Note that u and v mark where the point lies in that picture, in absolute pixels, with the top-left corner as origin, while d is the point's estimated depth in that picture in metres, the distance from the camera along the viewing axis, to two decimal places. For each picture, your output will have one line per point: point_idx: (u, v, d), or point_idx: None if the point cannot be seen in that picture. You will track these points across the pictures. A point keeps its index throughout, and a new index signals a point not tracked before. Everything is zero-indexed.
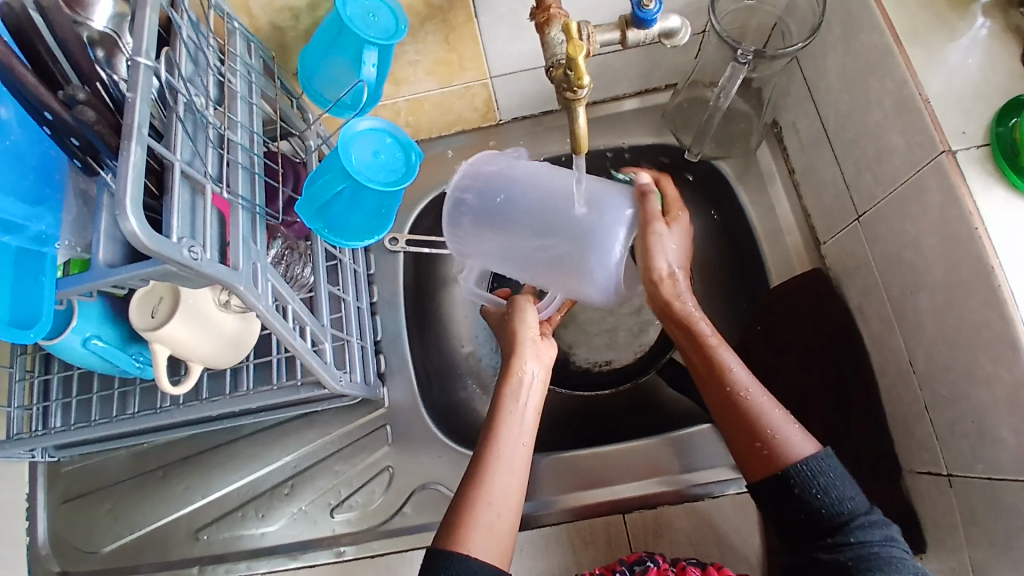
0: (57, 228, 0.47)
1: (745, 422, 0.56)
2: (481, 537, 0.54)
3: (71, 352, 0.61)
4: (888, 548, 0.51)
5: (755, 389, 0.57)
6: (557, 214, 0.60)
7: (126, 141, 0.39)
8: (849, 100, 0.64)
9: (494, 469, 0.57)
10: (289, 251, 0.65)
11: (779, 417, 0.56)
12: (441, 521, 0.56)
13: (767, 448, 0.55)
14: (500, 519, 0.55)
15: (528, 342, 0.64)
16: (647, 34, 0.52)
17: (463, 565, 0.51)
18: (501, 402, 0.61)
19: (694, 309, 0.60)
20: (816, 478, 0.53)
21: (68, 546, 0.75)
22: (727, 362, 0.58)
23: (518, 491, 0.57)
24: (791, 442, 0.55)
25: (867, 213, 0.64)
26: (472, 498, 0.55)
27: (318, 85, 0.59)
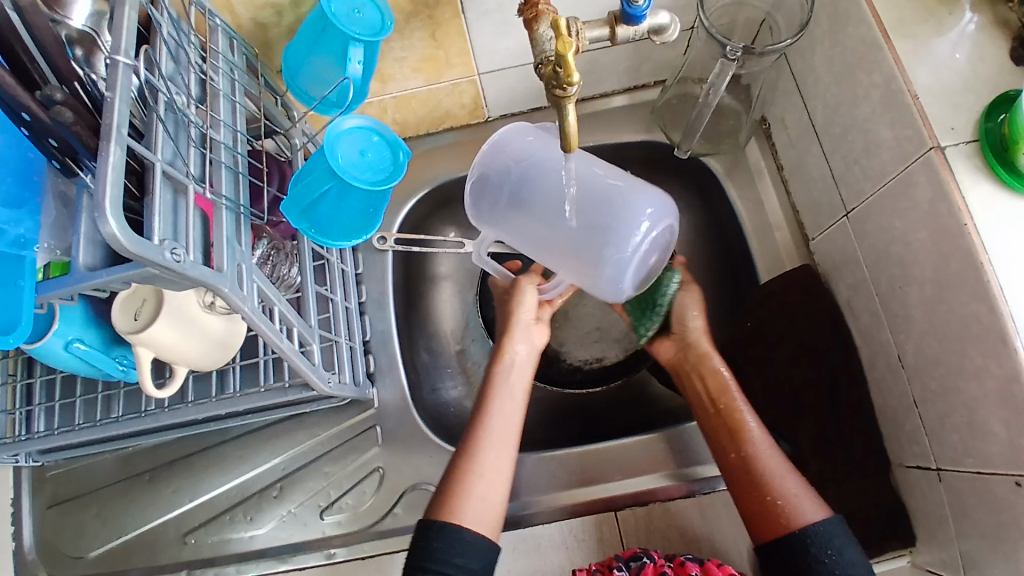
0: (36, 232, 0.46)
1: (756, 479, 0.58)
2: (474, 509, 0.56)
3: (53, 355, 0.60)
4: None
5: (768, 449, 0.60)
6: (579, 219, 0.61)
7: (105, 141, 0.38)
8: (838, 94, 0.64)
9: (483, 441, 0.60)
10: (275, 251, 0.63)
11: (793, 483, 0.58)
12: (432, 497, 0.58)
13: (778, 509, 0.56)
14: (494, 493, 0.58)
15: (521, 325, 0.67)
16: (637, 30, 0.52)
17: (456, 535, 0.54)
18: (492, 384, 0.64)
19: (726, 372, 0.65)
20: (830, 539, 0.54)
21: (54, 551, 0.74)
22: (747, 422, 0.62)
23: (508, 465, 0.60)
24: (802, 509, 0.56)
25: (855, 208, 0.64)
26: (466, 475, 0.58)
27: (303, 82, 0.58)
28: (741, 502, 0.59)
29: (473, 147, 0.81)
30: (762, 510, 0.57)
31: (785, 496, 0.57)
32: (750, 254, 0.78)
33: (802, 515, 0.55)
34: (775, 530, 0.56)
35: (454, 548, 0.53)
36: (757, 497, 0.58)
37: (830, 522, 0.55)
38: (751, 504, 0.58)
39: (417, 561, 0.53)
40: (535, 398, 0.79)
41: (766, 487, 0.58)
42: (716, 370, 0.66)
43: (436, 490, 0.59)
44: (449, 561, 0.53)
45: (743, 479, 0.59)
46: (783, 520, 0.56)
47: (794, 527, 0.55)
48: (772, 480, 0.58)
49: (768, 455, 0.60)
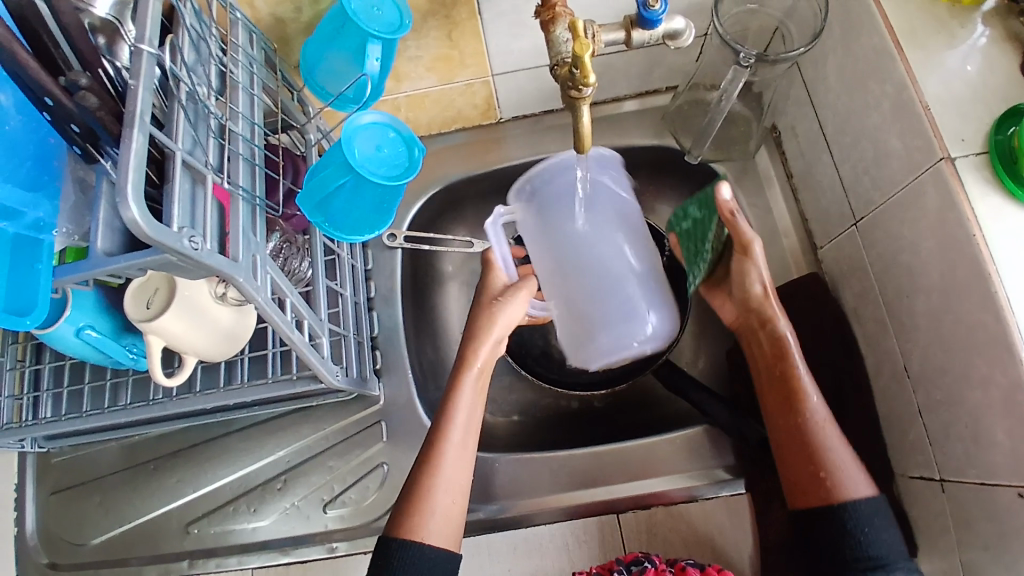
0: (54, 216, 0.47)
1: (806, 451, 0.59)
2: (437, 525, 0.56)
3: (63, 341, 0.60)
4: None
5: (826, 419, 0.60)
6: (587, 279, 0.69)
7: (128, 129, 0.39)
8: (848, 103, 0.64)
9: (444, 457, 0.58)
10: (287, 244, 0.64)
11: (844, 457, 0.58)
12: (395, 505, 0.57)
13: (823, 482, 0.57)
14: (455, 506, 0.58)
15: (501, 328, 0.64)
16: (652, 35, 0.53)
17: (415, 552, 0.54)
18: (455, 392, 0.61)
19: (789, 334, 0.63)
20: (865, 516, 0.55)
21: (56, 538, 0.75)
22: (807, 390, 0.61)
23: (465, 479, 0.59)
24: (850, 485, 0.57)
25: (864, 217, 0.64)
26: (427, 489, 0.57)
27: (320, 78, 0.59)
28: (785, 467, 0.60)
29: (484, 148, 0.80)
30: (809, 478, 0.58)
31: (835, 470, 0.58)
32: None
33: (844, 490, 0.57)
34: (816, 500, 0.58)
35: (418, 564, 0.53)
36: (807, 466, 0.59)
37: (874, 501, 0.56)
38: (798, 473, 0.59)
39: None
40: (539, 398, 0.80)
41: (817, 457, 0.58)
42: (779, 333, 0.64)
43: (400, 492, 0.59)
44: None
45: (793, 448, 0.60)
46: (825, 494, 0.57)
47: (838, 500, 0.56)
48: (823, 453, 0.58)
49: (824, 429, 0.60)
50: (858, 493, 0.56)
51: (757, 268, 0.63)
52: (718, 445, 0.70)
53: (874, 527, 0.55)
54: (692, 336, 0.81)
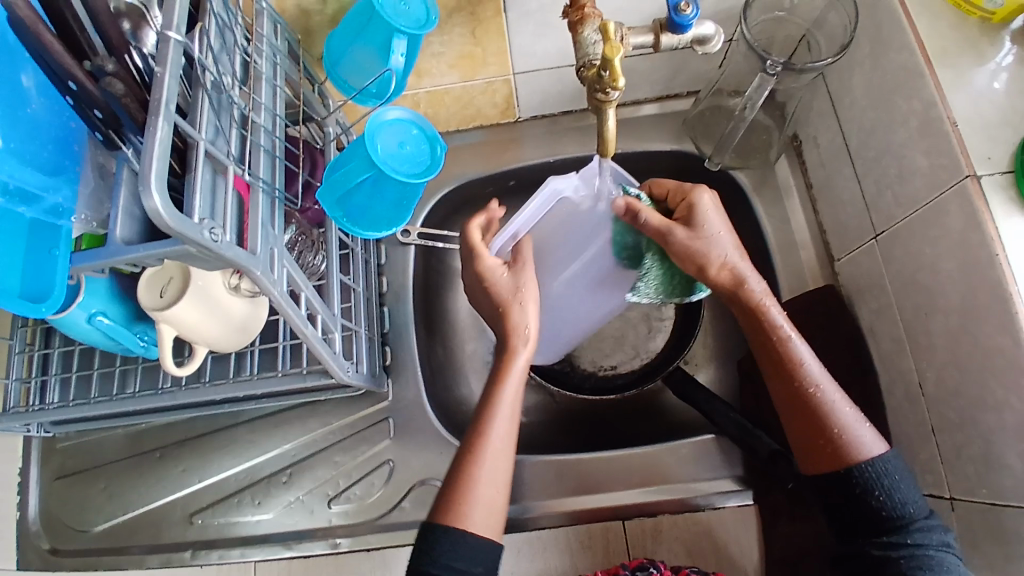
0: (73, 202, 0.46)
1: (814, 418, 0.56)
2: (481, 514, 0.54)
3: (74, 328, 0.59)
4: (944, 554, 0.51)
5: (827, 382, 0.57)
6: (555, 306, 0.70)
7: (154, 117, 0.39)
8: (873, 118, 0.64)
9: (488, 452, 0.56)
10: (302, 237, 0.64)
11: (851, 413, 0.56)
12: (441, 490, 0.55)
13: (838, 446, 0.55)
14: (498, 497, 0.56)
15: (518, 309, 0.59)
16: (681, 39, 0.52)
17: (460, 540, 0.52)
18: (501, 384, 0.58)
19: (766, 297, 0.58)
20: (880, 479, 0.53)
21: (58, 522, 0.74)
22: (799, 354, 0.57)
23: (508, 473, 0.57)
24: (862, 444, 0.55)
25: (884, 232, 0.64)
26: (469, 482, 0.54)
27: (344, 72, 0.58)
28: (794, 432, 0.57)
29: (501, 147, 0.80)
30: (819, 442, 0.56)
31: (847, 428, 0.55)
32: (774, 272, 0.77)
33: (861, 451, 0.55)
34: (828, 465, 0.55)
35: (456, 551, 0.52)
36: (814, 428, 0.56)
37: (885, 459, 0.54)
38: (804, 437, 0.57)
39: (418, 563, 0.52)
40: (547, 401, 0.79)
41: (826, 420, 0.56)
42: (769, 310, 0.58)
43: (441, 486, 0.56)
44: (448, 565, 0.51)
45: (799, 409, 0.57)
46: (839, 457, 0.55)
47: (853, 462, 0.54)
48: (832, 414, 0.56)
49: (825, 394, 0.56)
50: (871, 453, 0.55)
51: (710, 248, 0.59)
52: (726, 454, 0.69)
53: (897, 486, 0.53)
54: (703, 345, 0.80)
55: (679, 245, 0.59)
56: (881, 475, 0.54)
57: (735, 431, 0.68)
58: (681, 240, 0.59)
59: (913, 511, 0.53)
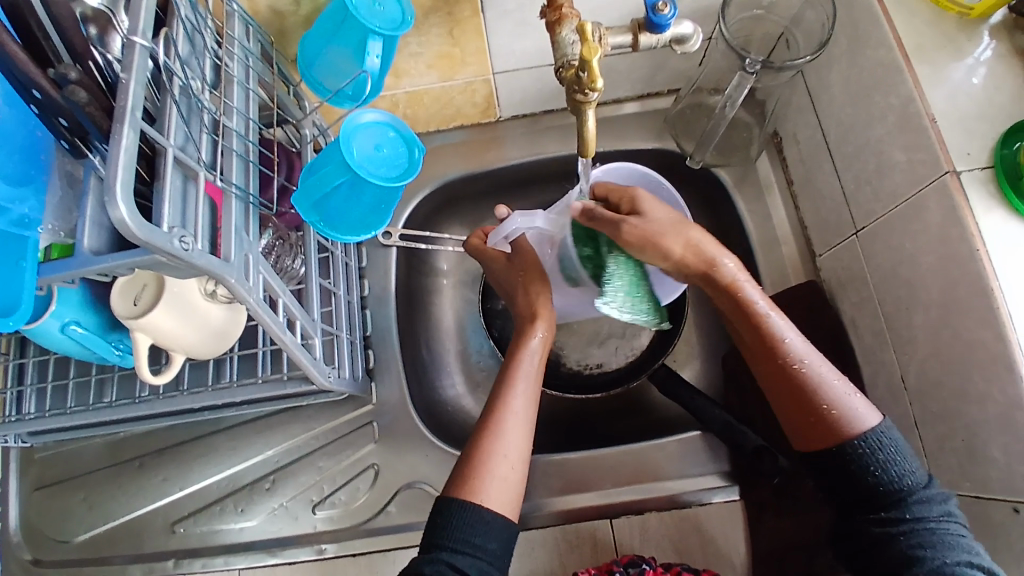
0: (40, 211, 0.45)
1: (801, 395, 0.56)
2: (497, 490, 0.55)
3: (47, 337, 0.58)
4: (946, 525, 0.50)
5: (812, 357, 0.57)
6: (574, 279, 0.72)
7: (118, 124, 0.38)
8: (853, 114, 0.64)
9: (505, 425, 0.59)
10: (280, 241, 0.63)
11: (840, 386, 0.56)
12: (450, 473, 0.57)
13: (830, 421, 0.55)
14: (514, 472, 0.57)
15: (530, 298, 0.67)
16: (659, 40, 0.51)
17: (473, 514, 0.53)
18: (512, 369, 0.62)
19: (740, 274, 0.58)
20: (875, 454, 0.53)
21: (39, 533, 0.73)
22: (779, 330, 0.57)
23: (525, 445, 0.59)
24: (855, 416, 0.54)
25: (865, 228, 0.64)
26: (483, 456, 0.57)
27: (319, 73, 0.57)
28: (785, 412, 0.57)
29: (483, 147, 0.79)
30: (812, 419, 0.55)
31: (836, 403, 0.55)
32: (755, 268, 0.77)
33: (856, 425, 0.54)
34: (822, 442, 0.55)
35: (472, 527, 0.53)
36: (804, 405, 0.56)
37: (881, 431, 0.54)
38: (795, 415, 0.57)
39: (433, 539, 0.53)
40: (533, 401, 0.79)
41: (813, 396, 0.55)
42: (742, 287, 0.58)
43: (453, 468, 0.58)
44: (467, 540, 0.52)
45: (786, 386, 0.57)
46: (833, 433, 0.54)
47: (848, 437, 0.54)
48: (819, 388, 0.55)
49: (812, 368, 0.56)
50: (866, 427, 0.54)
51: (661, 236, 0.59)
52: (713, 451, 0.69)
53: (895, 456, 0.53)
54: (687, 342, 0.81)
55: (633, 231, 0.59)
56: (877, 447, 0.53)
57: (721, 428, 0.68)
58: (636, 225, 0.58)
59: (912, 482, 0.52)
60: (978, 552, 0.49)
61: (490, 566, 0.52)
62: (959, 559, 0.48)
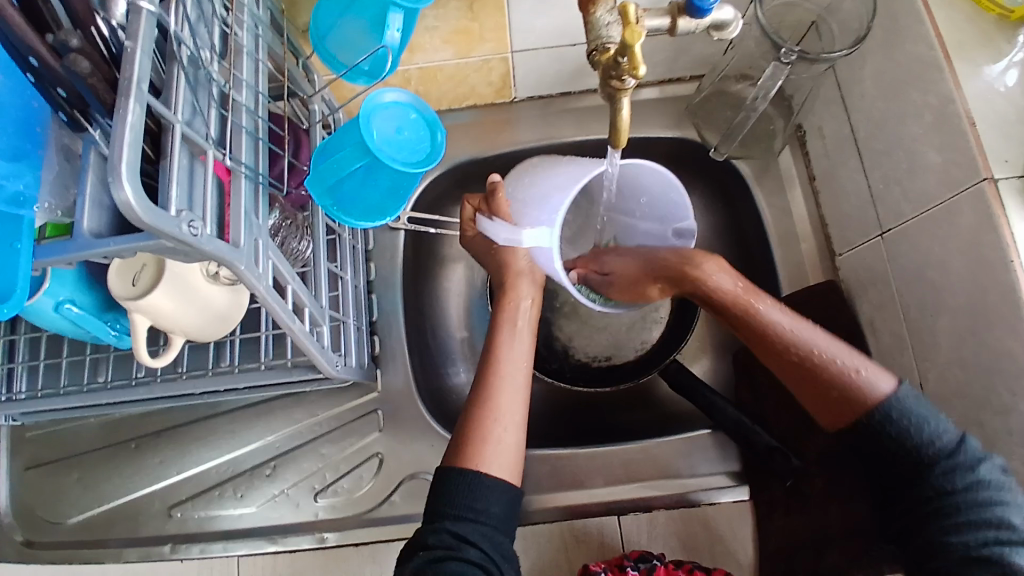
0: (36, 188, 0.42)
1: (807, 374, 0.54)
2: (494, 453, 0.53)
3: (40, 315, 0.55)
4: (973, 497, 0.47)
5: (810, 333, 0.55)
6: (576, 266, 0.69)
7: (124, 98, 0.35)
8: (884, 110, 0.61)
9: (499, 396, 0.56)
10: (286, 222, 0.59)
11: (847, 357, 0.53)
12: (449, 441, 0.55)
13: (844, 394, 0.52)
14: (509, 435, 0.55)
15: (521, 272, 0.62)
16: (699, 24, 0.48)
17: (474, 480, 0.51)
18: (499, 335, 0.59)
19: (713, 272, 0.59)
20: (893, 421, 0.50)
21: (31, 515, 0.71)
22: (768, 316, 0.56)
23: (523, 408, 0.56)
24: (868, 384, 0.52)
25: (891, 229, 0.62)
26: (479, 422, 0.54)
27: (332, 47, 0.53)
28: (801, 395, 0.55)
29: (494, 129, 0.76)
30: (826, 394, 0.53)
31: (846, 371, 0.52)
32: (773, 264, 0.75)
33: (871, 392, 0.51)
34: (844, 417, 0.52)
35: (472, 493, 0.51)
36: (815, 383, 0.54)
37: (897, 396, 0.51)
38: (809, 395, 0.54)
39: (436, 506, 0.51)
40: (539, 392, 0.77)
41: (822, 372, 0.53)
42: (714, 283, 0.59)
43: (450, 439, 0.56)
44: (468, 506, 0.51)
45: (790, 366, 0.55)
46: (850, 405, 0.52)
47: (865, 408, 0.51)
48: (827, 362, 0.53)
49: (812, 345, 0.54)
50: (882, 393, 0.51)
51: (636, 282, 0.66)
52: (722, 449, 0.69)
53: (912, 419, 0.50)
54: (697, 337, 0.79)
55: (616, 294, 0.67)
56: (893, 412, 0.50)
57: (734, 427, 0.67)
58: (617, 284, 0.67)
59: (936, 447, 0.49)
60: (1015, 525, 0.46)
61: (495, 531, 0.51)
62: (985, 538, 0.46)
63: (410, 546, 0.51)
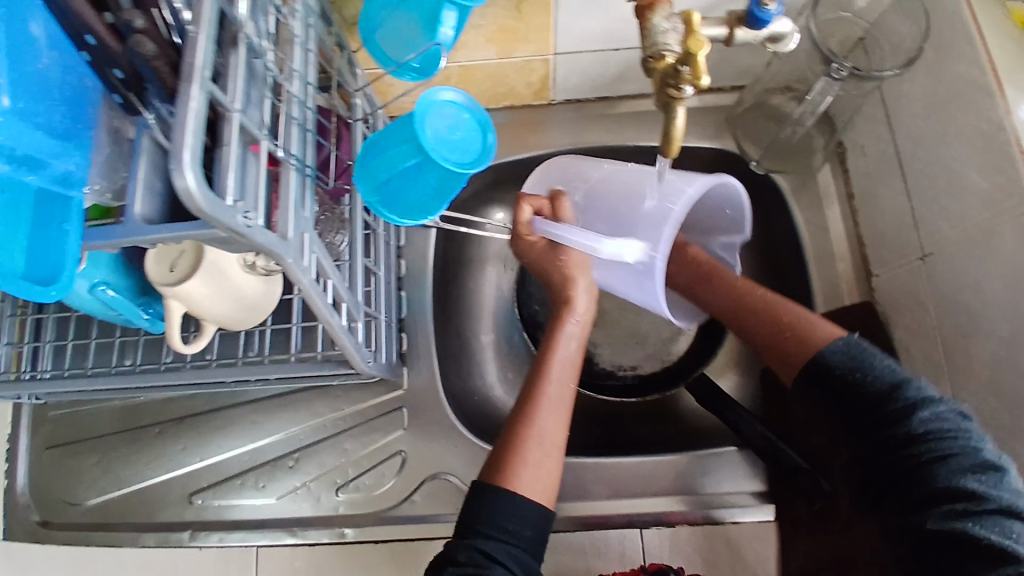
0: (86, 169, 0.40)
1: (767, 326, 0.62)
2: (531, 475, 0.53)
3: (76, 297, 0.54)
4: (926, 446, 0.48)
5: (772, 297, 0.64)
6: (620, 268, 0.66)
7: (187, 84, 0.35)
8: (930, 129, 0.60)
9: (540, 417, 0.56)
10: (325, 216, 0.59)
11: (798, 314, 0.60)
12: (489, 458, 0.55)
13: (790, 338, 0.58)
14: (547, 457, 0.54)
15: (580, 291, 0.61)
16: (757, 36, 0.47)
17: (509, 501, 0.51)
18: (547, 354, 0.59)
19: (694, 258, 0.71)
20: (832, 357, 0.54)
21: (49, 495, 0.71)
22: (736, 286, 0.67)
23: (562, 431, 0.56)
24: (812, 331, 0.57)
25: (932, 253, 0.61)
26: (520, 445, 0.54)
27: (381, 41, 0.53)
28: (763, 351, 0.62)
29: (529, 129, 0.77)
30: (775, 338, 0.60)
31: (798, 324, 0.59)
32: (807, 282, 0.74)
33: (812, 336, 0.57)
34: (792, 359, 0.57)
35: (507, 513, 0.51)
36: (773, 333, 0.60)
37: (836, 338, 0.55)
38: (769, 345, 0.60)
39: (471, 523, 0.51)
40: None
41: (777, 322, 0.61)
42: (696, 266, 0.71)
43: (489, 455, 0.56)
44: (500, 524, 0.50)
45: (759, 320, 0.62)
46: (796, 347, 0.57)
47: (807, 348, 0.56)
48: (780, 315, 0.61)
49: (770, 304, 0.63)
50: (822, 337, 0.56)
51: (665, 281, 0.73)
52: (749, 467, 0.68)
53: (851, 361, 0.53)
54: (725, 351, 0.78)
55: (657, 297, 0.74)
56: (832, 353, 0.54)
57: (761, 444, 0.66)
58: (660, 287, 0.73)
59: (877, 389, 0.51)
60: (983, 493, 0.44)
61: (524, 552, 0.50)
62: (948, 491, 0.46)
63: (441, 559, 0.50)
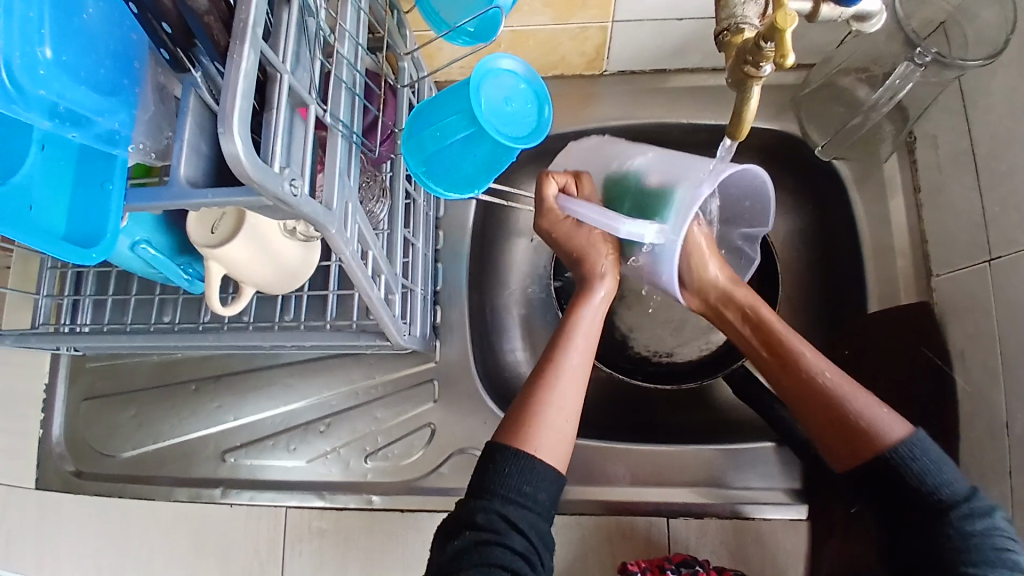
0: (131, 127, 0.39)
1: (830, 411, 0.54)
2: (549, 439, 0.51)
3: (118, 255, 0.55)
4: (992, 538, 0.48)
5: (830, 372, 0.56)
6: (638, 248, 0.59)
7: (239, 43, 0.33)
8: (1013, 129, 0.56)
9: (560, 378, 0.54)
10: (366, 184, 0.57)
11: (863, 399, 0.54)
12: (506, 417, 0.53)
13: (858, 435, 0.52)
14: (567, 422, 0.53)
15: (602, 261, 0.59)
16: (842, 13, 0.44)
17: (527, 464, 0.50)
18: (571, 318, 0.58)
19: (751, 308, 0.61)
20: (909, 466, 0.50)
21: (84, 444, 0.73)
22: (802, 358, 0.57)
23: (578, 396, 0.54)
24: (884, 427, 0.52)
25: (1001, 256, 0.57)
26: (539, 405, 0.53)
27: (437, 3, 0.50)
28: (819, 432, 0.55)
29: (579, 101, 0.74)
30: (842, 432, 0.53)
31: (864, 413, 0.53)
32: (861, 277, 0.71)
33: (886, 433, 0.52)
34: (858, 457, 0.52)
35: (524, 476, 0.49)
36: (837, 425, 0.54)
37: (914, 439, 0.51)
38: (833, 435, 0.54)
39: (483, 484, 0.50)
40: (596, 380, 0.76)
41: (841, 412, 0.54)
42: (760, 321, 0.61)
43: (504, 415, 0.54)
44: (517, 488, 0.49)
45: (816, 401, 0.55)
46: (867, 446, 0.52)
47: (879, 450, 0.51)
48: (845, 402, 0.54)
49: (835, 385, 0.55)
50: (894, 437, 0.51)
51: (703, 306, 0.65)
52: (785, 464, 0.67)
53: (928, 466, 0.50)
54: None
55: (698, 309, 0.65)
56: (904, 456, 0.50)
57: (800, 442, 0.64)
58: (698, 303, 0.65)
59: (946, 496, 0.49)
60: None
61: (540, 518, 0.50)
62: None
63: (454, 521, 0.50)
